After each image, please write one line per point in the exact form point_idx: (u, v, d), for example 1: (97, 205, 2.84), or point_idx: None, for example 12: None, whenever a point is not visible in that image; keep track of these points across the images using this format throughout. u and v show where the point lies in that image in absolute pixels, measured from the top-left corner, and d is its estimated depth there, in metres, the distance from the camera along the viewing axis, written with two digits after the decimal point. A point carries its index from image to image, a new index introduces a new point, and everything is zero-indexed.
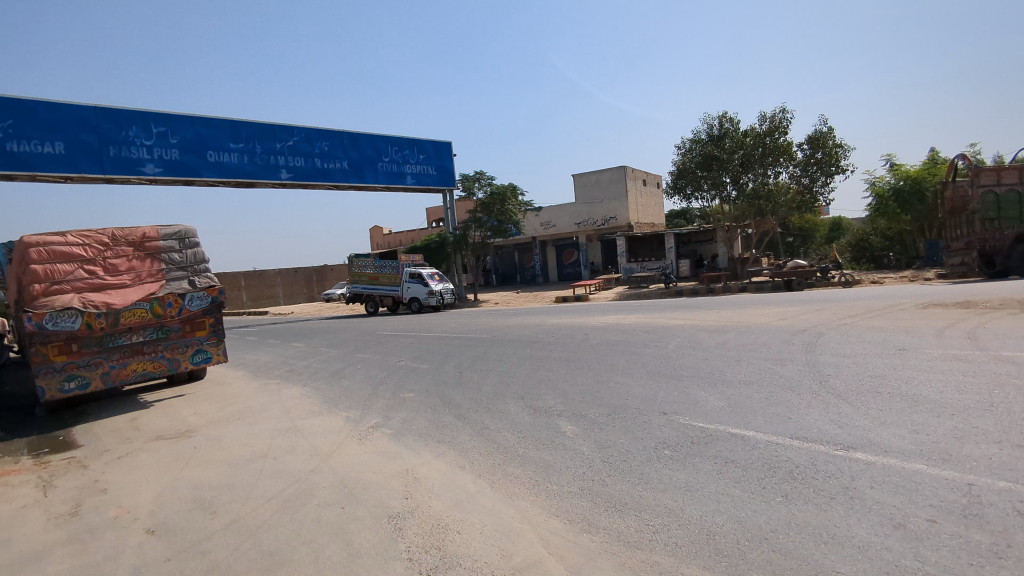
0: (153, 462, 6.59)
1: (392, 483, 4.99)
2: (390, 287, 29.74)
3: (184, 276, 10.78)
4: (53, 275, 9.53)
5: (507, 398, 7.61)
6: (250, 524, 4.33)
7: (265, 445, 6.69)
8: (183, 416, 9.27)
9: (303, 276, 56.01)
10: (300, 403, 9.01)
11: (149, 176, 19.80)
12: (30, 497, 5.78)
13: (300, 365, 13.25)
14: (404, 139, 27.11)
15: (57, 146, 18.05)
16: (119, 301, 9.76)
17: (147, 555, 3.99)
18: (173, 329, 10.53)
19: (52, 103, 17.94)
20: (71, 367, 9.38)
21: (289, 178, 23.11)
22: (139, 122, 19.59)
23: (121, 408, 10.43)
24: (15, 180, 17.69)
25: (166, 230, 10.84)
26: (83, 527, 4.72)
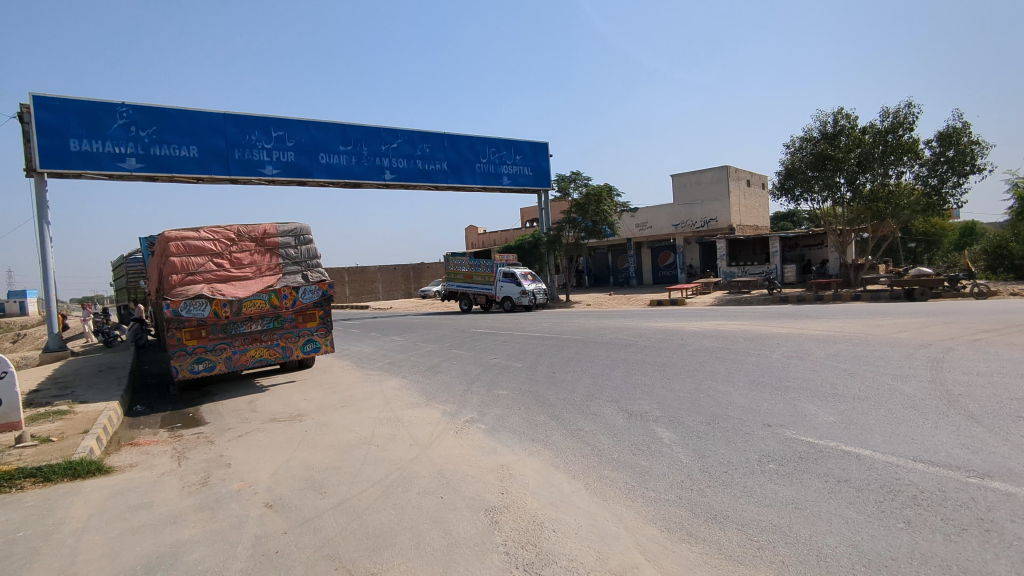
0: (269, 442, 7.13)
1: (488, 477, 5.10)
2: (484, 285, 30.45)
3: (298, 271, 11.56)
4: (188, 267, 10.55)
5: (601, 400, 7.54)
6: (357, 506, 4.59)
7: (368, 433, 7.04)
8: (294, 401, 9.94)
9: (402, 273, 58.38)
10: (399, 395, 9.41)
11: (268, 177, 21.39)
12: (167, 466, 6.43)
13: (399, 358, 13.81)
14: (502, 140, 27.55)
15: (192, 149, 19.90)
16: (242, 292, 10.64)
17: (266, 527, 4.32)
18: (287, 319, 11.30)
19: (188, 111, 19.79)
20: (200, 350, 10.32)
21: (392, 178, 24.17)
22: (261, 127, 21.21)
23: (241, 391, 11.34)
24: (156, 180, 19.69)
25: (284, 227, 11.67)
26: (212, 497, 5.18)
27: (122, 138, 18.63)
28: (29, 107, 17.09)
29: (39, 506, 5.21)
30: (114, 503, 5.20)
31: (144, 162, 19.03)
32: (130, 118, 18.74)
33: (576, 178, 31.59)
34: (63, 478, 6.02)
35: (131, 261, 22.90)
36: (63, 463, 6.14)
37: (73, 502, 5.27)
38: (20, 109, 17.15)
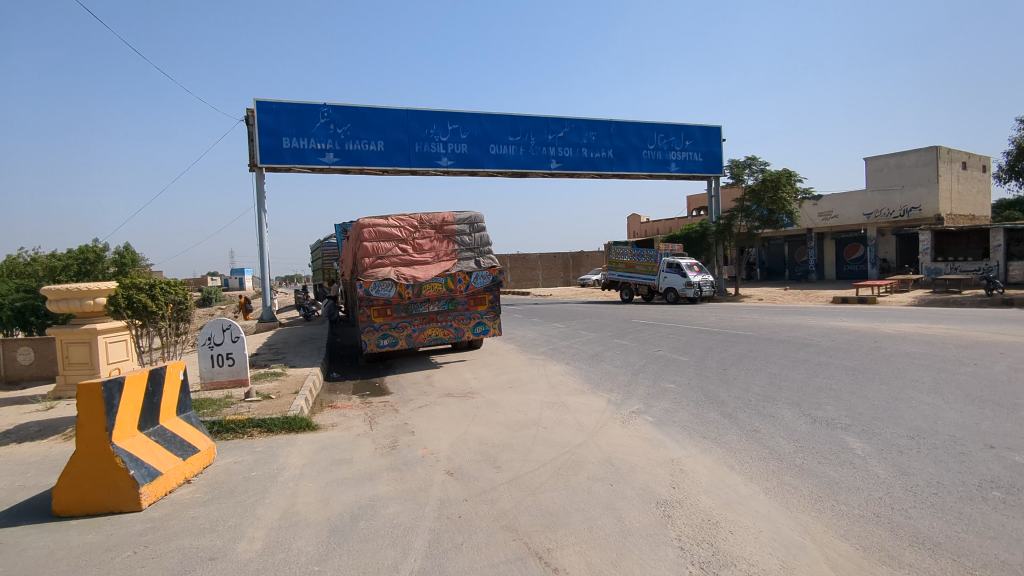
0: (446, 415, 7.68)
1: (659, 469, 5.04)
2: (647, 275, 29.83)
3: (471, 257, 12.23)
4: (378, 251, 11.68)
5: (780, 402, 7.05)
6: (530, 483, 4.80)
7: (536, 415, 7.29)
8: (466, 379, 10.58)
9: (562, 261, 59.20)
10: (564, 380, 9.59)
11: (443, 168, 22.77)
12: (361, 429, 7.21)
13: (562, 345, 14.04)
14: (671, 126, 26.62)
15: (379, 144, 21.84)
16: (422, 276, 11.53)
17: (448, 492, 4.68)
18: (460, 302, 11.98)
19: (377, 109, 21.72)
20: (385, 327, 11.38)
21: (558, 167, 24.51)
22: (438, 122, 22.63)
23: (418, 366, 12.32)
24: (349, 172, 21.93)
25: (460, 216, 12.42)
26: (399, 460, 5.72)
27: (323, 136, 20.97)
28: (253, 111, 19.93)
29: (266, 452, 6.14)
30: (321, 456, 5.96)
31: (340, 157, 21.28)
32: (330, 118, 21.03)
33: (751, 163, 29.57)
34: (281, 430, 7.01)
35: (327, 245, 25.94)
36: (281, 417, 7.15)
37: (290, 452, 6.14)
38: (246, 113, 20.07)
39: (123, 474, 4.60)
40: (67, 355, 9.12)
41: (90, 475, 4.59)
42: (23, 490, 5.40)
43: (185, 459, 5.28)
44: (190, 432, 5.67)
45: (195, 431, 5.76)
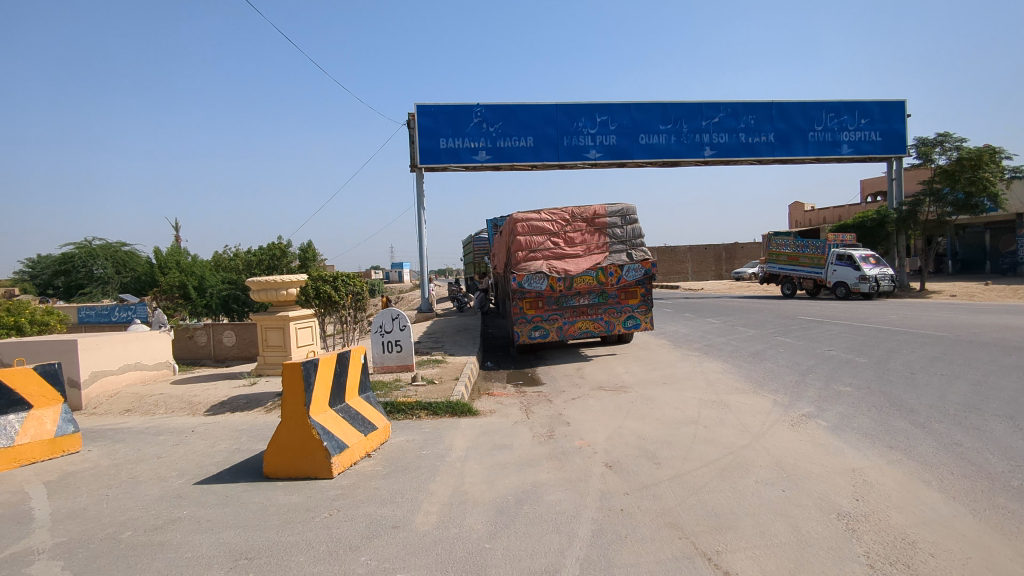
0: (600, 408, 7.69)
1: (838, 479, 4.63)
2: (813, 268, 27.43)
3: (623, 250, 12.07)
4: (530, 245, 11.97)
5: (985, 414, 6.14)
6: (693, 482, 4.66)
7: (694, 413, 7.03)
8: (618, 373, 10.50)
9: (713, 253, 56.39)
10: (722, 378, 9.15)
11: (592, 160, 22.68)
12: (517, 416, 7.45)
13: (718, 341, 13.39)
14: (843, 103, 24.16)
15: (528, 140, 22.30)
16: (574, 269, 11.61)
17: (608, 485, 4.69)
18: (611, 295, 11.88)
19: (527, 106, 22.15)
20: (537, 319, 11.65)
21: (712, 155, 23.34)
22: (587, 114, 22.57)
23: (569, 358, 12.45)
24: (500, 169, 22.63)
25: (612, 208, 12.33)
26: (558, 449, 5.84)
27: (477, 135, 21.85)
28: (414, 115, 21.33)
29: (433, 433, 6.59)
30: (484, 440, 6.27)
31: (492, 154, 22.01)
32: (483, 117, 21.86)
33: (943, 140, 25.96)
34: (445, 414, 7.48)
35: (479, 240, 27.14)
36: (445, 402, 7.62)
37: (455, 434, 6.53)
38: (408, 117, 21.53)
39: (318, 444, 5.18)
40: (266, 339, 10.44)
41: (292, 443, 5.23)
42: (239, 452, 6.32)
43: (366, 434, 5.84)
44: (369, 410, 6.25)
45: (374, 410, 6.34)
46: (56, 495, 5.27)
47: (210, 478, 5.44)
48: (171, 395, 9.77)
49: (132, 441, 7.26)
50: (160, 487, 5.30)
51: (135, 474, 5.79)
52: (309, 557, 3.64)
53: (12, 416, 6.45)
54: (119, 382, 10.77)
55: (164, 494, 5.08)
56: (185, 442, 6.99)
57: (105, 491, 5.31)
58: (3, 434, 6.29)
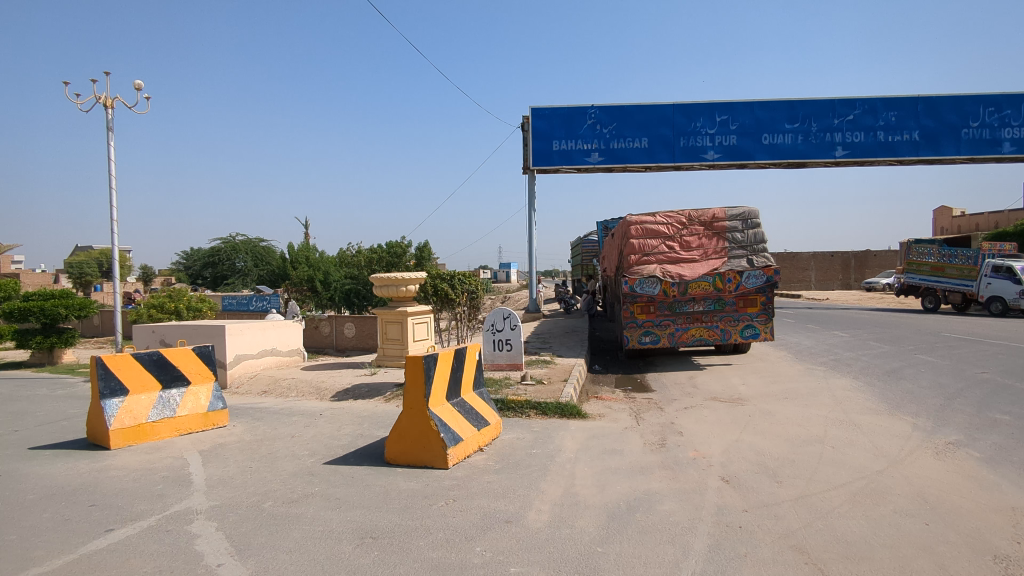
0: (716, 420, 7.40)
1: (994, 517, 4.15)
2: (962, 281, 24.67)
3: (743, 255, 11.52)
4: (644, 248, 11.75)
5: None
6: (820, 505, 4.37)
7: (821, 432, 6.57)
8: (734, 384, 10.04)
9: (841, 261, 52.33)
10: (853, 396, 8.48)
11: (709, 162, 21.82)
12: (627, 422, 7.34)
13: (847, 356, 12.41)
14: (1005, 96, 21.52)
15: (643, 141, 21.86)
16: (689, 274, 11.24)
17: (725, 499, 4.52)
18: (728, 302, 11.37)
19: (643, 106, 21.73)
20: (648, 324, 11.41)
21: (844, 155, 21.68)
22: (706, 113, 21.74)
23: (681, 366, 12.07)
24: (613, 171, 22.36)
25: (733, 212, 11.83)
26: (670, 458, 5.69)
27: (590, 136, 21.75)
28: (529, 118, 21.64)
29: (543, 433, 6.67)
30: (593, 443, 6.25)
31: (605, 156, 21.79)
32: (597, 119, 21.73)
33: None
34: (554, 415, 7.53)
35: (589, 241, 27.00)
36: (555, 402, 7.67)
37: (565, 436, 6.56)
38: (522, 120, 21.87)
39: (435, 435, 5.42)
40: (386, 332, 11.06)
41: (412, 432, 5.52)
42: (362, 437, 6.75)
43: (480, 429, 6.03)
44: (483, 405, 6.44)
45: (487, 406, 6.52)
46: (209, 464, 5.92)
47: (337, 460, 5.86)
48: (302, 380, 10.60)
49: (270, 420, 7.98)
50: (295, 465, 5.78)
51: (274, 450, 6.36)
52: (428, 542, 3.82)
53: (175, 390, 7.32)
54: (258, 365, 11.87)
55: (299, 471, 5.55)
56: (314, 424, 7.58)
57: (248, 463, 5.88)
58: (168, 406, 7.17)
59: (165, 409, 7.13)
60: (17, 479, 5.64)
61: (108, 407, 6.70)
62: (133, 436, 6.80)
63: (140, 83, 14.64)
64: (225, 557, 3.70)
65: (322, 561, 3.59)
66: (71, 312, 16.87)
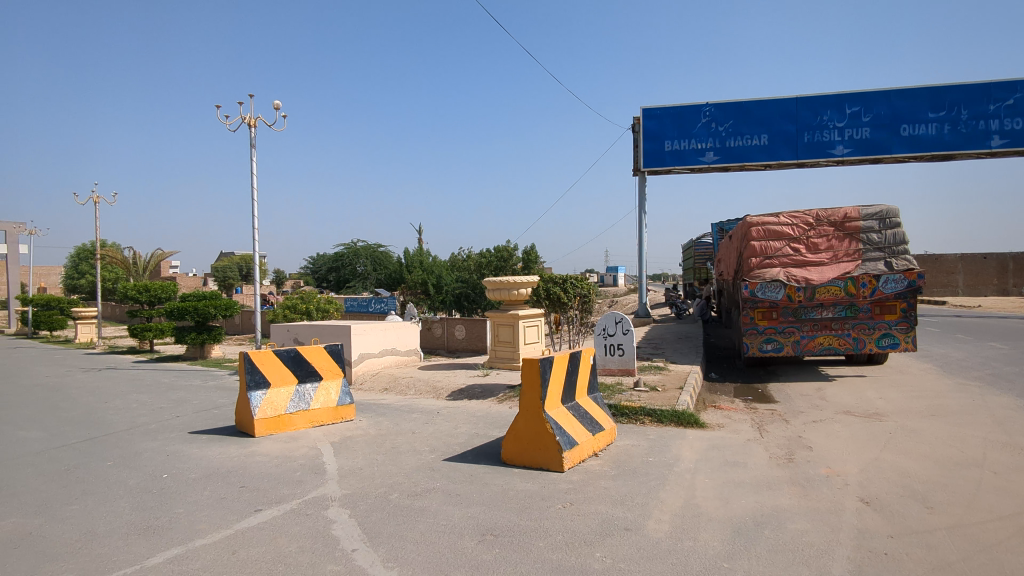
0: (850, 435, 6.84)
1: None
2: None
3: (880, 257, 10.58)
4: (766, 251, 11.12)
5: None
6: (983, 537, 3.91)
7: (978, 455, 5.88)
8: (870, 397, 9.25)
9: (995, 264, 46.55)
10: (1016, 417, 7.50)
11: (838, 157, 20.25)
12: (749, 433, 6.98)
13: (1008, 371, 11.02)
14: None
15: (762, 137, 20.68)
16: (817, 278, 10.50)
17: (866, 523, 4.16)
18: (862, 309, 10.49)
19: (762, 101, 20.57)
20: (770, 330, 10.78)
21: (1000, 145, 19.42)
22: (835, 105, 20.17)
23: (807, 376, 11.28)
24: (729, 170, 21.35)
25: (867, 211, 10.93)
26: (800, 474, 5.34)
27: (704, 135, 20.92)
28: (640, 119, 21.21)
29: (659, 441, 6.51)
30: (713, 454, 6.00)
31: (720, 155, 20.88)
32: (712, 117, 20.88)
33: None
34: (670, 422, 7.32)
35: (702, 244, 26.02)
36: (670, 410, 7.46)
37: (683, 445, 6.36)
38: (633, 121, 21.47)
39: (551, 439, 5.45)
40: (498, 334, 11.28)
41: (528, 433, 5.59)
42: (478, 436, 6.95)
43: (594, 434, 5.99)
44: (597, 411, 6.39)
45: (601, 411, 6.47)
46: (340, 454, 6.35)
47: (456, 457, 6.07)
48: (420, 379, 11.07)
49: (392, 416, 8.43)
50: (417, 460, 6.04)
51: (397, 445, 6.70)
52: (548, 543, 3.85)
53: (309, 385, 7.91)
54: (379, 363, 12.56)
55: (421, 466, 5.81)
56: (432, 422, 7.90)
57: (375, 456, 6.25)
58: (303, 399, 7.77)
59: (301, 402, 7.73)
60: (181, 459, 6.37)
61: (253, 399, 7.40)
62: (273, 426, 7.45)
63: (278, 104, 15.92)
64: (359, 543, 3.94)
65: (446, 554, 3.73)
66: (219, 312, 18.75)
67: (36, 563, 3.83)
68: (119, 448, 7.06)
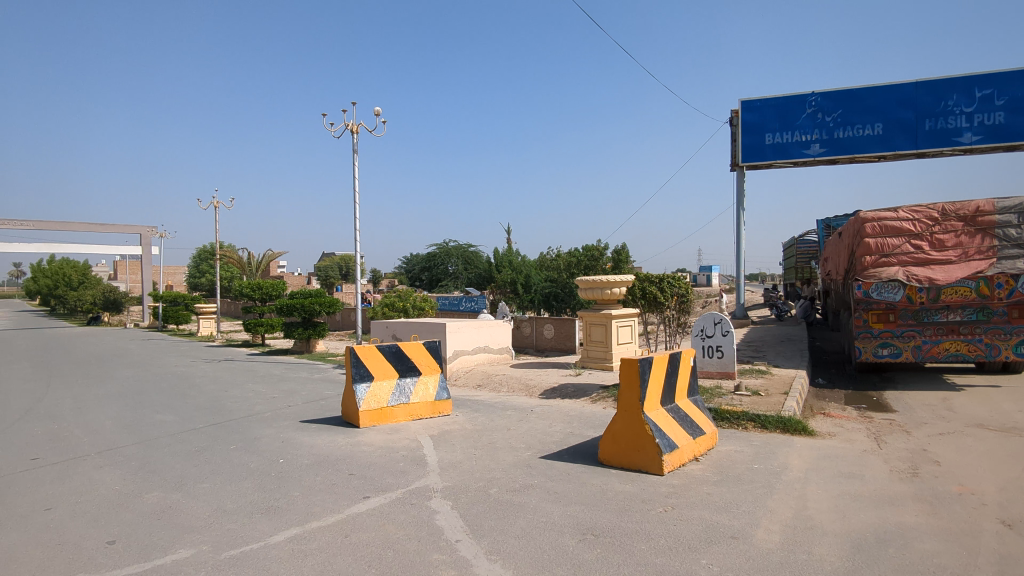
0: (985, 450, 6.21)
1: None
2: None
3: (1020, 255, 9.52)
4: (883, 248, 10.30)
5: None
6: None
7: None
8: (1006, 409, 8.36)
9: None
10: None
11: (966, 146, 18.45)
12: (865, 444, 6.50)
13: None
14: None
15: (876, 127, 19.18)
16: (943, 277, 9.60)
17: (1009, 548, 3.76)
18: (997, 312, 9.52)
19: (876, 87, 19.08)
20: (886, 334, 10.01)
21: None
22: (962, 88, 18.38)
23: (929, 385, 10.36)
24: (837, 163, 19.99)
25: (1004, 204, 9.87)
26: (927, 491, 4.91)
27: (809, 126, 19.71)
28: (738, 111, 20.33)
29: (765, 448, 6.21)
30: (826, 465, 5.65)
31: (827, 147, 19.59)
32: (818, 106, 19.62)
33: None
34: (776, 429, 6.96)
35: (803, 243, 24.56)
36: (776, 416, 7.10)
37: (790, 453, 6.03)
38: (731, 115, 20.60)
39: (651, 441, 5.34)
40: (590, 334, 11.19)
41: (627, 434, 5.50)
42: (573, 435, 6.93)
43: (695, 438, 5.81)
44: (698, 414, 6.19)
45: (702, 415, 6.26)
46: (439, 448, 6.54)
47: (552, 455, 6.08)
48: (512, 377, 11.19)
49: (487, 412, 8.58)
50: (514, 456, 6.12)
51: (493, 441, 6.81)
52: (650, 547, 3.78)
53: (409, 379, 8.20)
54: (472, 360, 12.83)
55: (519, 462, 5.87)
56: (526, 419, 7.98)
57: (473, 450, 6.39)
58: (403, 393, 8.07)
59: (401, 396, 8.03)
60: (294, 446, 6.82)
61: (359, 391, 7.77)
62: (376, 418, 7.80)
63: (377, 110, 16.63)
64: (462, 534, 4.05)
65: (547, 551, 3.75)
66: (323, 308, 19.87)
67: (177, 533, 4.24)
68: (240, 433, 7.66)
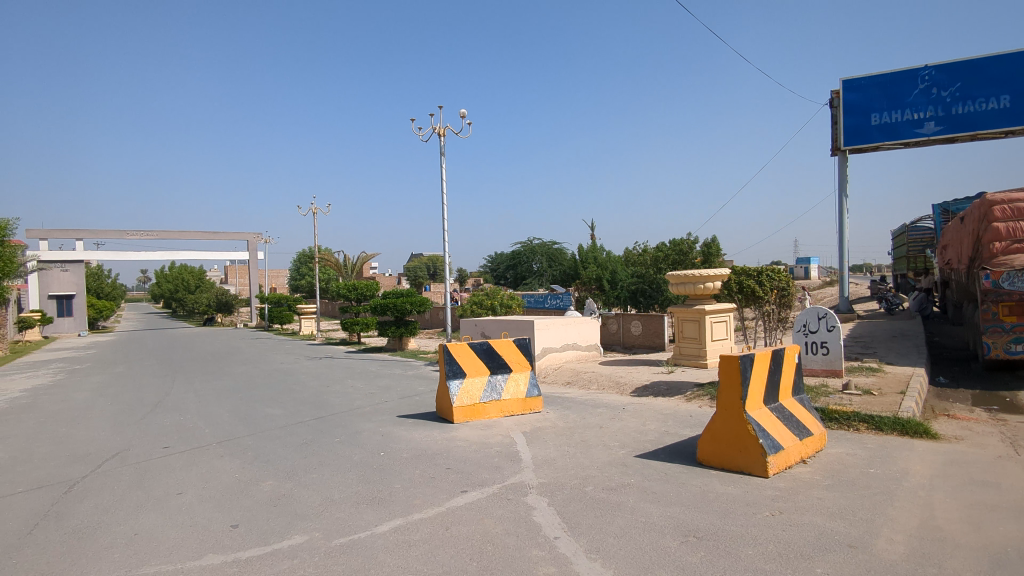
0: None
1: None
2: None
3: None
4: (1015, 233, 9.25)
5: None
6: None
7: None
8: None
9: None
10: None
11: None
12: (999, 450, 5.89)
13: None
14: None
15: (1001, 100, 17.31)
16: None
17: None
18: None
19: (1001, 57, 17.25)
20: (1021, 329, 9.06)
21: None
22: None
23: None
24: (956, 142, 18.22)
25: None
26: None
27: (922, 104, 18.12)
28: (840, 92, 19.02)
29: (881, 451, 5.77)
30: (953, 471, 5.17)
31: (943, 124, 17.90)
32: (932, 81, 17.98)
33: None
34: (892, 431, 6.46)
35: (917, 230, 22.67)
36: (891, 417, 6.59)
37: (911, 458, 5.57)
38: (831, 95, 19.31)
39: (754, 442, 5.10)
40: (683, 331, 10.85)
41: (727, 434, 5.29)
42: (668, 434, 6.75)
43: (802, 439, 5.50)
44: (804, 414, 5.85)
45: (809, 415, 5.91)
46: (533, 444, 6.57)
47: (648, 454, 5.94)
48: (602, 374, 11.06)
49: (578, 410, 8.53)
50: (608, 455, 6.03)
51: (587, 439, 6.75)
52: (759, 552, 3.60)
53: (500, 376, 8.30)
54: (560, 357, 12.81)
55: (614, 461, 5.78)
56: (618, 417, 7.87)
57: (566, 448, 6.37)
58: (495, 389, 8.18)
59: (493, 392, 8.15)
60: (393, 440, 7.07)
61: (452, 387, 7.94)
62: (470, 414, 7.96)
63: (464, 112, 16.94)
64: (561, 531, 4.04)
65: (648, 551, 3.67)
66: (414, 307, 20.50)
67: (291, 520, 4.50)
68: (343, 426, 8.04)
